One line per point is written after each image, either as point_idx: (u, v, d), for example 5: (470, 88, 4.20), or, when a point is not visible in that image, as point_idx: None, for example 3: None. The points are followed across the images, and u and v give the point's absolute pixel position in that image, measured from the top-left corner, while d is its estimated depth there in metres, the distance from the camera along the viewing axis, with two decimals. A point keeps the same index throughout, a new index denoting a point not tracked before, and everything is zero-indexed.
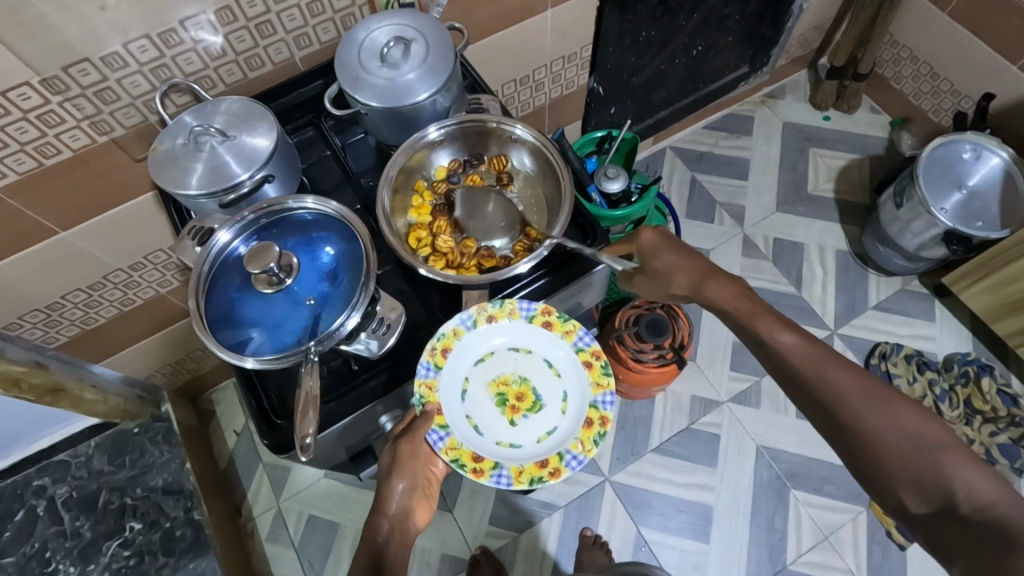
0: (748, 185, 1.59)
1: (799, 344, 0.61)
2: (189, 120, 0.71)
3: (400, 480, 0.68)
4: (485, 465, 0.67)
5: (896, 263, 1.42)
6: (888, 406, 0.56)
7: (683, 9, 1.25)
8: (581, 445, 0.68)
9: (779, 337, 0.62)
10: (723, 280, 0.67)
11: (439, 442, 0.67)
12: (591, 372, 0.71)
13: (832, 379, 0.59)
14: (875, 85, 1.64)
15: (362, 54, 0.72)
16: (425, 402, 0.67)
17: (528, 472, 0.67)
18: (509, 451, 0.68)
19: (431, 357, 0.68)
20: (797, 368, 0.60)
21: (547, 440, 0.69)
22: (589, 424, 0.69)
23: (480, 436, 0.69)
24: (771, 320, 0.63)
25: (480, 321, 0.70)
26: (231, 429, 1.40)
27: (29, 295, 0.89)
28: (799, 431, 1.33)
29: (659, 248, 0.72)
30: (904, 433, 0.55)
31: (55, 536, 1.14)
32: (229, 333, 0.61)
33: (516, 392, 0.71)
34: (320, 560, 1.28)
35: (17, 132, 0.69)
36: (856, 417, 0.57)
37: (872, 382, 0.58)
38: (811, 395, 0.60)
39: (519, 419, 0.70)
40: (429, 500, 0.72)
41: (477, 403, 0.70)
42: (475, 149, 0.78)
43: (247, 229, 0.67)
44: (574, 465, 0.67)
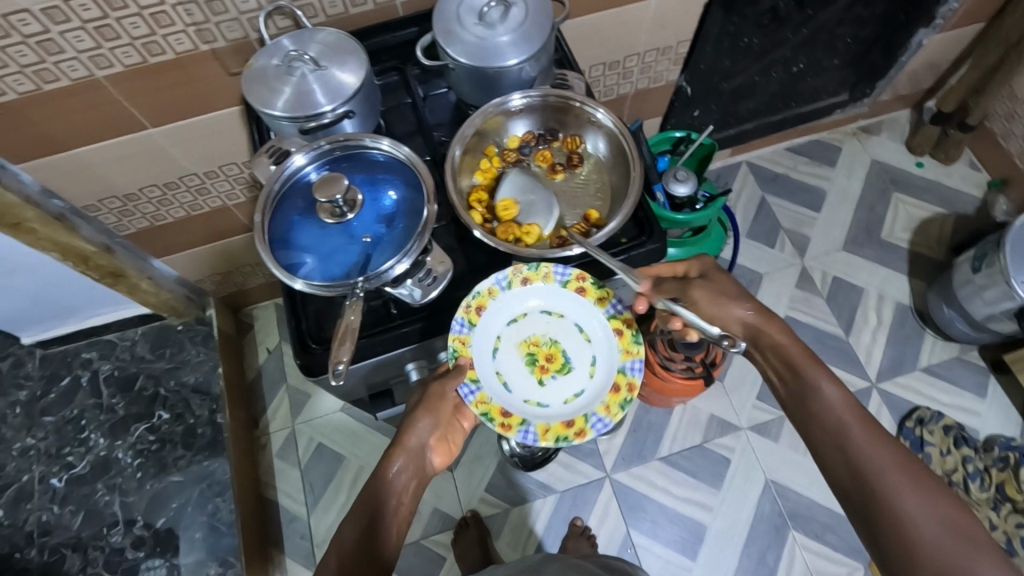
0: (819, 216, 1.53)
1: (841, 403, 0.67)
2: (287, 43, 0.73)
3: (426, 421, 0.70)
4: (513, 421, 0.71)
5: (958, 329, 1.34)
6: (916, 485, 0.59)
7: (794, 21, 1.19)
8: (607, 409, 0.71)
9: (825, 390, 0.68)
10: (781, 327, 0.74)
11: (470, 396, 0.70)
12: (621, 339, 0.72)
13: (864, 441, 0.63)
14: (981, 139, 1.54)
15: (461, 9, 0.72)
16: (458, 356, 0.70)
17: (554, 431, 0.71)
18: (536, 409, 0.72)
19: (466, 313, 0.70)
20: (832, 417, 0.66)
21: (573, 401, 0.72)
22: (615, 390, 0.71)
23: (509, 392, 0.72)
24: (820, 373, 0.70)
25: (515, 281, 0.71)
26: (264, 345, 1.46)
27: (111, 183, 0.95)
28: (813, 475, 1.29)
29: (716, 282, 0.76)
30: (922, 510, 0.57)
31: (92, 407, 1.27)
32: (285, 254, 0.64)
33: (546, 352, 0.73)
34: (321, 486, 1.34)
35: (130, 26, 0.73)
36: (878, 478, 0.60)
37: (906, 458, 0.61)
38: (840, 449, 0.64)
39: (547, 379, 0.73)
40: (450, 445, 0.75)
41: (506, 360, 0.73)
42: (556, 124, 0.78)
43: (320, 158, 0.69)
44: (597, 428, 0.71)
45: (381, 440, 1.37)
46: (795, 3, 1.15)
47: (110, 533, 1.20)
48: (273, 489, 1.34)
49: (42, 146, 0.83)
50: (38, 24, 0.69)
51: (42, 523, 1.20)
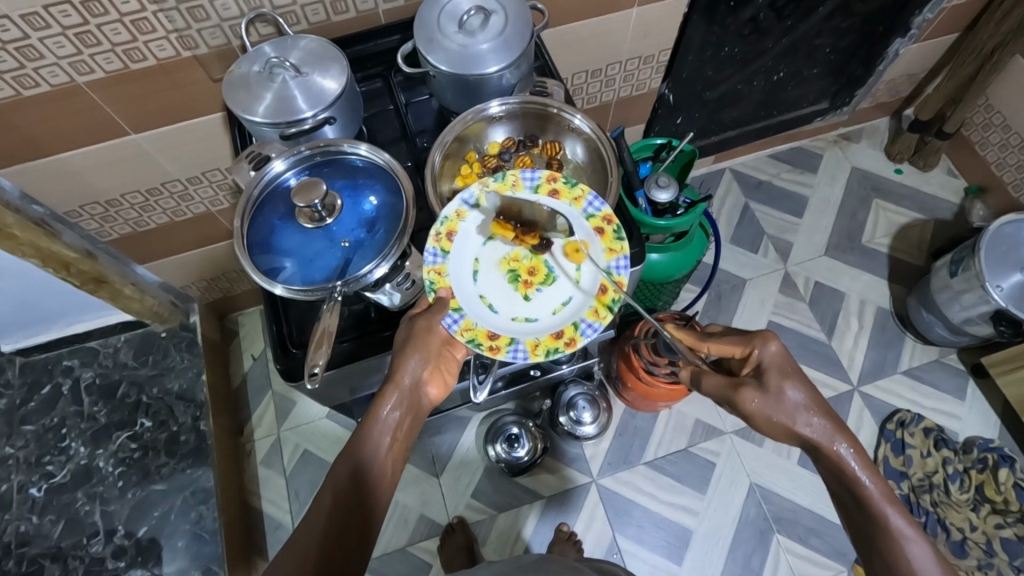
0: (801, 222, 1.55)
1: (926, 558, 0.58)
2: (268, 50, 0.73)
3: (415, 356, 0.65)
4: (501, 342, 0.67)
5: (937, 333, 1.36)
6: None
7: (774, 31, 1.21)
8: (596, 314, 0.68)
9: (907, 540, 0.59)
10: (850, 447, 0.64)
11: (454, 324, 0.67)
12: (602, 239, 0.70)
13: None
14: (959, 146, 1.57)
15: (442, 17, 0.73)
16: (436, 288, 0.67)
17: (544, 345, 0.67)
18: (524, 326, 0.68)
19: (437, 242, 0.69)
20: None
21: (562, 311, 0.69)
22: (603, 292, 0.69)
23: (494, 313, 0.69)
24: (897, 515, 0.60)
25: (483, 200, 0.71)
26: (249, 352, 1.46)
27: (92, 188, 0.94)
28: (797, 478, 1.30)
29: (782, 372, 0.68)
30: None
31: (74, 415, 1.26)
32: (264, 258, 0.64)
33: (528, 267, 0.71)
34: (306, 493, 1.33)
35: (111, 32, 0.73)
36: None
37: None
38: None
39: (532, 294, 0.70)
40: (445, 375, 0.70)
41: (488, 283, 0.70)
42: (536, 131, 0.78)
43: (301, 163, 0.69)
44: (589, 333, 0.67)
45: None
46: (775, 14, 1.17)
47: (91, 543, 1.19)
48: (258, 497, 1.33)
49: (21, 151, 0.83)
50: (17, 30, 0.69)
51: (20, 533, 1.19)
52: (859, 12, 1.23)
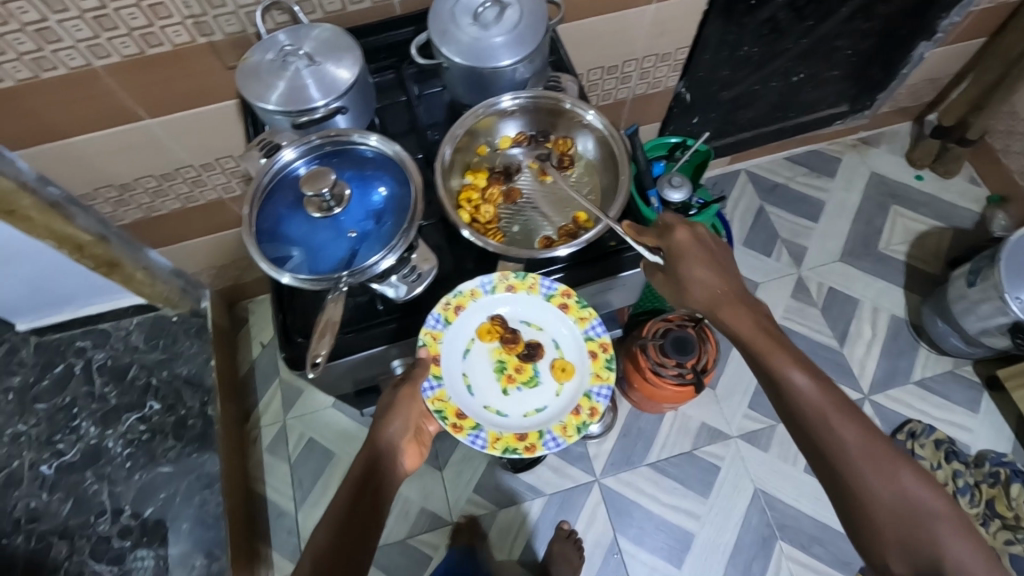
0: (816, 227, 1.53)
1: (813, 391, 0.65)
2: (283, 38, 0.73)
3: (395, 422, 0.67)
4: (465, 423, 0.68)
5: (952, 343, 1.34)
6: (890, 468, 0.60)
7: (794, 31, 1.19)
8: (563, 430, 0.69)
9: (795, 382, 0.65)
10: (739, 308, 0.70)
11: (428, 390, 0.69)
12: (593, 362, 0.71)
13: (840, 432, 0.62)
14: (981, 154, 1.54)
15: (457, 8, 0.72)
16: (424, 347, 0.69)
17: (504, 441, 0.68)
18: (493, 417, 0.70)
19: (443, 311, 0.70)
20: (809, 411, 0.64)
21: (533, 416, 0.70)
22: (577, 411, 0.70)
23: (470, 395, 0.71)
24: (783, 358, 0.67)
25: (500, 287, 0.71)
26: (258, 339, 1.47)
27: (107, 172, 0.95)
28: (802, 486, 1.29)
29: (685, 253, 0.70)
30: (898, 495, 0.59)
31: (85, 395, 1.28)
32: (271, 247, 0.64)
33: (517, 363, 0.72)
34: (310, 481, 1.34)
35: (128, 17, 0.74)
36: (855, 472, 0.61)
37: (876, 439, 0.61)
38: (815, 441, 0.64)
39: (511, 389, 0.71)
40: (420, 445, 0.71)
41: (475, 363, 0.72)
42: (548, 127, 0.78)
43: (311, 152, 0.69)
44: (549, 445, 0.68)
45: None
46: (794, 15, 1.15)
47: (97, 522, 1.21)
48: (262, 483, 1.34)
49: (38, 133, 0.84)
50: (37, 12, 0.70)
51: (30, 509, 1.21)
52: (881, 14, 1.20)
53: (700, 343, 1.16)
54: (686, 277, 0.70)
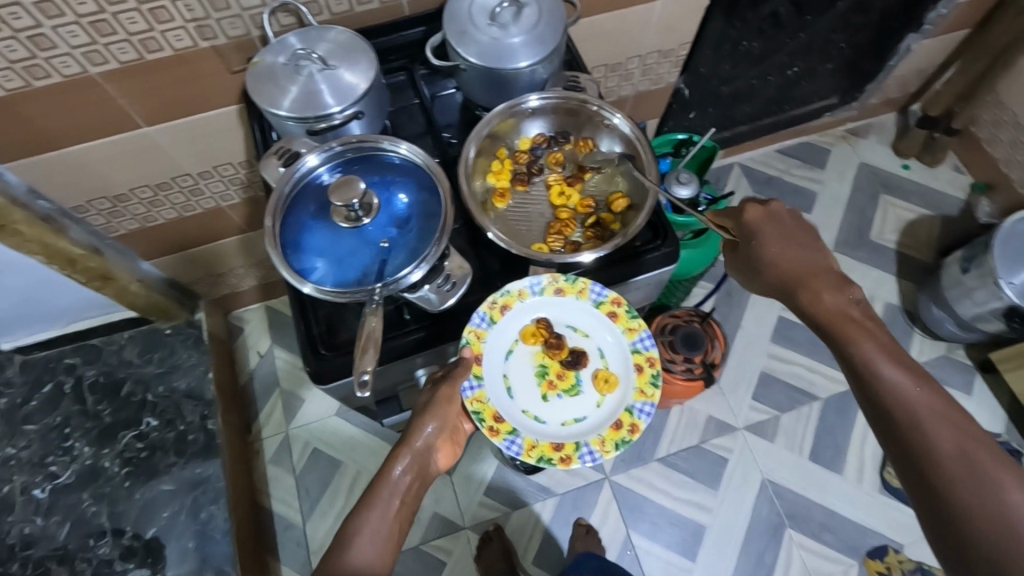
0: (811, 218, 1.55)
1: (909, 388, 0.62)
2: (293, 41, 0.71)
3: (429, 423, 0.67)
4: (502, 428, 0.67)
5: (946, 329, 1.37)
6: (989, 480, 0.55)
7: (791, 25, 1.20)
8: (601, 443, 0.68)
9: (884, 373, 0.63)
10: (828, 291, 0.69)
11: (468, 391, 0.67)
12: (638, 376, 0.69)
13: (929, 434, 0.59)
14: (966, 143, 1.58)
15: (473, 9, 0.71)
16: (468, 347, 0.68)
17: (540, 449, 0.67)
18: (530, 422, 0.69)
19: (489, 309, 0.69)
20: (896, 411, 0.61)
21: (571, 426, 0.69)
22: (617, 426, 0.68)
23: (508, 398, 0.69)
24: (875, 351, 0.65)
25: (548, 291, 0.71)
26: (256, 349, 1.43)
27: (101, 182, 0.91)
28: (808, 474, 1.31)
29: (756, 233, 0.73)
30: (979, 508, 0.55)
31: (78, 414, 1.23)
32: (296, 257, 0.62)
33: (559, 369, 0.71)
34: (317, 491, 1.31)
35: (127, 21, 0.71)
36: (944, 478, 0.57)
37: (976, 449, 0.57)
38: (903, 440, 0.60)
39: (551, 396, 0.70)
40: (453, 444, 0.72)
41: (516, 365, 0.71)
42: (573, 128, 0.77)
43: (332, 159, 0.67)
44: (586, 459, 0.66)
45: (380, 445, 1.35)
46: (794, 9, 1.16)
47: (98, 544, 1.16)
48: (267, 496, 1.31)
49: (30, 144, 0.80)
50: (30, 18, 0.66)
51: (25, 535, 1.16)
52: (876, 8, 1.22)
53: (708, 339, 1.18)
54: (762, 261, 0.73)
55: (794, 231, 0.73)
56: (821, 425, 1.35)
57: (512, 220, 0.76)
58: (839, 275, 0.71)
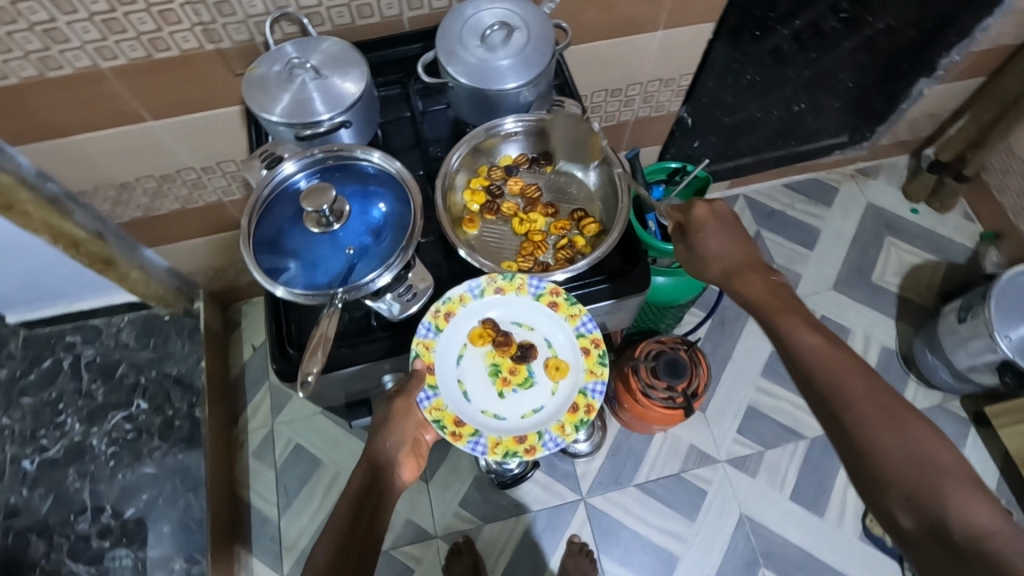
0: (811, 254, 1.54)
1: (819, 346, 0.65)
2: (291, 50, 0.74)
3: (388, 437, 0.67)
4: (464, 431, 0.68)
5: (941, 377, 1.35)
6: (896, 420, 0.58)
7: (797, 62, 1.21)
8: (562, 428, 0.69)
9: (798, 336, 0.67)
10: (754, 275, 0.74)
11: (425, 401, 0.68)
12: (587, 359, 0.71)
13: (841, 386, 0.61)
14: (977, 190, 1.56)
15: (465, 29, 0.73)
16: (418, 358, 0.68)
17: (504, 445, 0.67)
18: (491, 421, 0.69)
19: (434, 318, 0.70)
20: (811, 368, 0.64)
21: (531, 417, 0.70)
22: (574, 409, 0.69)
23: (466, 401, 0.70)
24: (790, 320, 0.69)
25: (488, 290, 0.71)
26: (250, 342, 1.46)
27: (108, 171, 0.95)
28: (788, 513, 1.29)
29: (706, 224, 0.75)
30: (895, 449, 0.57)
31: (71, 392, 1.27)
32: (268, 258, 0.65)
33: (511, 365, 0.72)
34: (295, 487, 1.33)
35: (137, 22, 0.74)
36: (859, 426, 0.59)
37: (882, 392, 0.60)
38: (820, 395, 0.63)
39: (508, 392, 0.71)
40: (419, 459, 0.70)
41: (469, 368, 0.71)
42: (546, 151, 0.80)
43: (313, 165, 0.70)
44: (550, 446, 0.68)
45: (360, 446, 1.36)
46: (798, 45, 1.17)
47: (77, 520, 1.19)
48: (247, 488, 1.33)
49: (41, 130, 0.84)
50: (46, 13, 0.70)
51: (10, 505, 1.20)
52: (883, 49, 1.23)
53: (692, 366, 1.16)
54: (703, 253, 0.75)
55: (735, 227, 0.76)
56: (805, 464, 1.33)
57: (490, 242, 0.78)
58: (765, 264, 0.75)
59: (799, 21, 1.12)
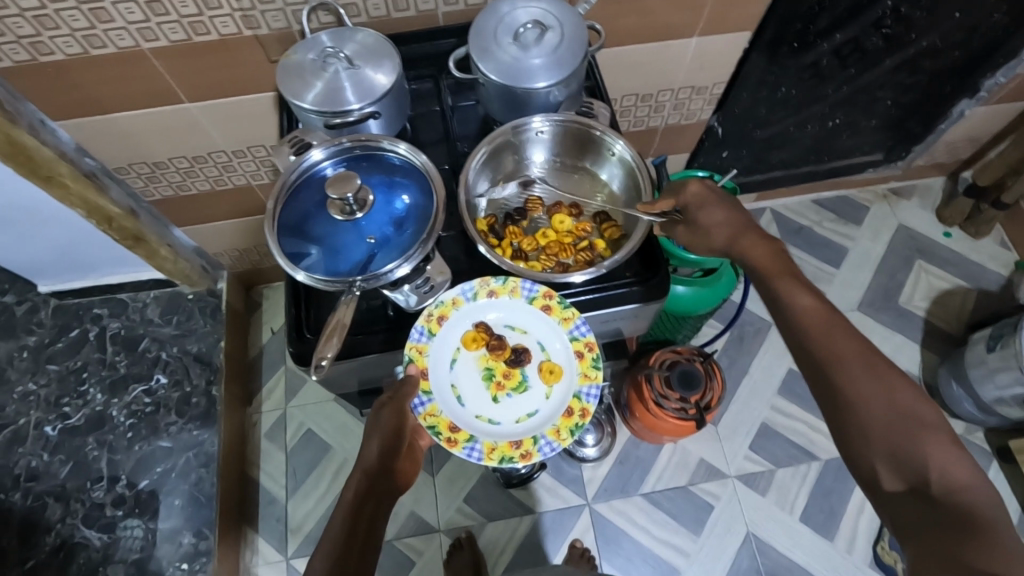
0: (837, 273, 1.51)
1: (814, 309, 0.63)
2: (326, 39, 0.75)
3: (376, 439, 0.67)
4: (459, 436, 0.68)
5: (965, 408, 1.31)
6: (885, 382, 0.57)
7: (835, 77, 1.19)
8: (557, 432, 0.69)
9: (796, 298, 0.64)
10: (757, 241, 0.69)
11: (420, 406, 0.69)
12: (581, 362, 0.71)
13: (837, 349, 0.60)
14: (1015, 218, 1.51)
15: (499, 27, 0.73)
16: (411, 363, 0.69)
17: (499, 450, 0.68)
18: (486, 426, 0.69)
19: (427, 322, 0.70)
20: (806, 329, 0.62)
21: (526, 421, 0.70)
22: (569, 413, 0.69)
23: (460, 406, 0.70)
24: (789, 284, 0.66)
25: (481, 294, 0.72)
26: (269, 325, 1.49)
27: (143, 149, 0.98)
28: (796, 535, 1.26)
29: (704, 202, 0.72)
30: (883, 410, 0.56)
31: (96, 362, 1.31)
32: (292, 243, 0.66)
33: (504, 369, 0.72)
34: (303, 471, 1.34)
35: (180, 5, 0.76)
36: (851, 388, 0.58)
37: (872, 355, 0.59)
38: (813, 357, 0.61)
39: (502, 397, 0.71)
40: (413, 461, 0.70)
41: (463, 372, 0.71)
42: (574, 154, 0.81)
43: (340, 154, 0.70)
44: (545, 451, 0.68)
45: None
46: (836, 60, 1.15)
47: (93, 487, 1.23)
48: (257, 468, 1.35)
49: (83, 106, 0.87)
50: None
51: (31, 467, 1.24)
52: (927, 70, 1.20)
53: (706, 379, 1.15)
54: (706, 226, 0.71)
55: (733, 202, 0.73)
56: (817, 487, 1.30)
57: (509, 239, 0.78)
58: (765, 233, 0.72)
59: (840, 35, 1.10)
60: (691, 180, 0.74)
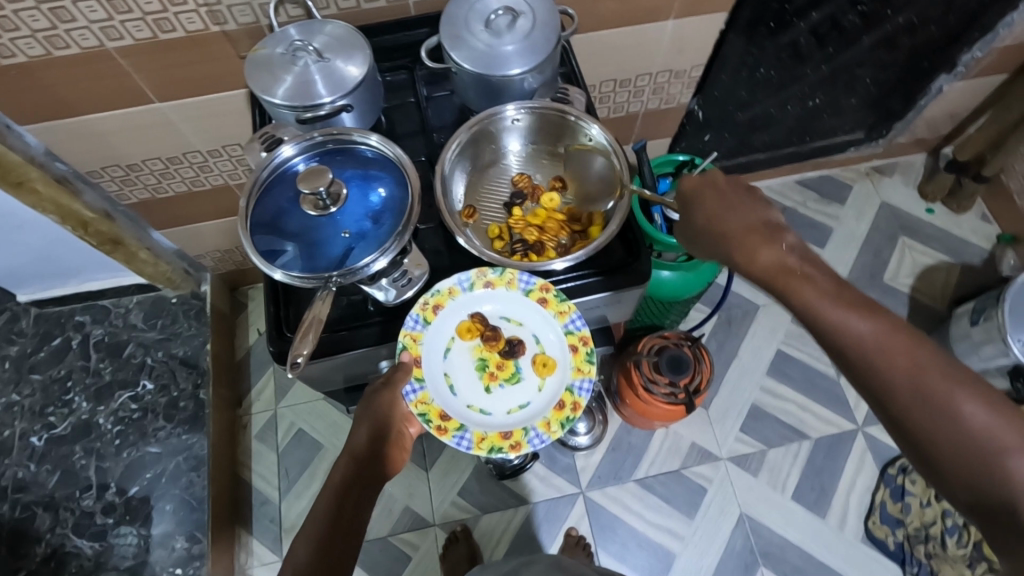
0: (823, 253, 1.51)
1: (858, 331, 0.59)
2: (294, 32, 0.73)
3: (364, 427, 0.68)
4: (450, 425, 0.67)
5: None
6: (947, 402, 0.55)
7: (814, 56, 1.19)
8: (548, 425, 0.69)
9: (834, 320, 0.60)
10: (764, 245, 0.64)
11: (411, 394, 0.68)
12: (575, 356, 0.70)
13: (893, 376, 0.57)
14: (996, 192, 1.52)
15: (470, 14, 0.72)
16: (405, 351, 0.68)
17: (490, 440, 0.67)
18: (477, 416, 0.69)
19: (422, 311, 0.70)
20: (853, 354, 0.59)
21: (517, 413, 0.70)
22: (560, 406, 0.69)
23: (452, 395, 0.70)
24: (817, 297, 0.61)
25: (477, 285, 0.71)
26: (255, 326, 1.47)
27: (115, 151, 0.96)
28: (788, 514, 1.28)
29: (700, 198, 0.67)
30: (950, 436, 0.55)
31: (80, 370, 1.29)
32: (266, 240, 0.64)
33: (498, 360, 0.71)
34: (295, 471, 1.34)
35: (143, 1, 0.74)
36: (910, 415, 0.57)
37: (931, 373, 0.56)
38: (866, 384, 0.59)
39: (494, 387, 0.70)
40: (403, 449, 0.69)
41: (456, 362, 0.71)
42: (550, 141, 0.80)
43: (312, 149, 0.69)
44: (535, 442, 0.68)
45: None
46: (814, 39, 1.15)
47: (82, 496, 1.21)
48: (249, 470, 1.34)
49: (49, 110, 0.85)
50: None
51: (18, 479, 1.22)
52: (905, 46, 1.20)
53: (694, 362, 1.15)
54: (702, 226, 0.67)
55: (733, 191, 0.67)
56: (807, 465, 1.32)
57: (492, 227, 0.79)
58: (772, 223, 0.65)
59: (817, 14, 1.10)
60: (687, 174, 0.70)
